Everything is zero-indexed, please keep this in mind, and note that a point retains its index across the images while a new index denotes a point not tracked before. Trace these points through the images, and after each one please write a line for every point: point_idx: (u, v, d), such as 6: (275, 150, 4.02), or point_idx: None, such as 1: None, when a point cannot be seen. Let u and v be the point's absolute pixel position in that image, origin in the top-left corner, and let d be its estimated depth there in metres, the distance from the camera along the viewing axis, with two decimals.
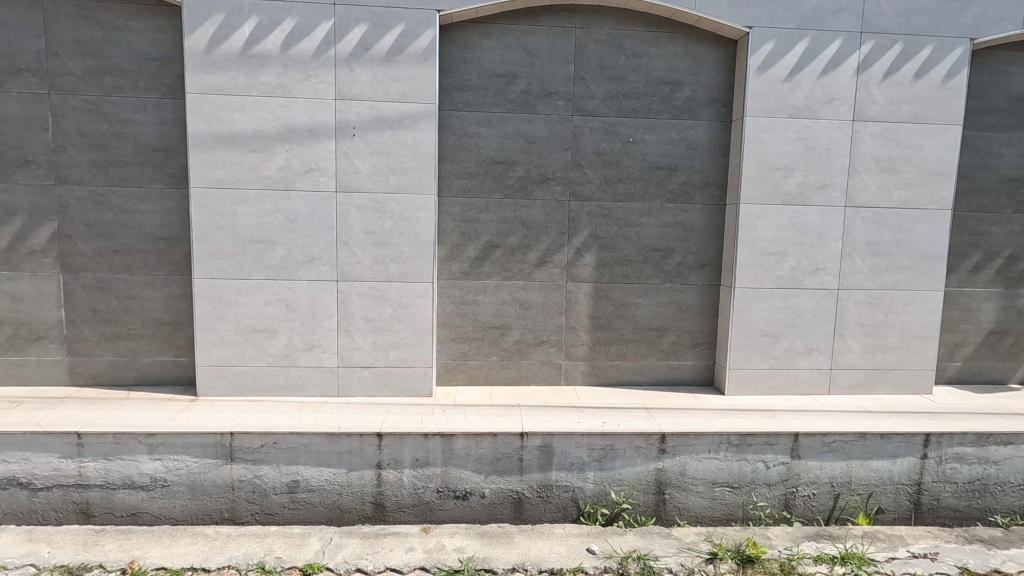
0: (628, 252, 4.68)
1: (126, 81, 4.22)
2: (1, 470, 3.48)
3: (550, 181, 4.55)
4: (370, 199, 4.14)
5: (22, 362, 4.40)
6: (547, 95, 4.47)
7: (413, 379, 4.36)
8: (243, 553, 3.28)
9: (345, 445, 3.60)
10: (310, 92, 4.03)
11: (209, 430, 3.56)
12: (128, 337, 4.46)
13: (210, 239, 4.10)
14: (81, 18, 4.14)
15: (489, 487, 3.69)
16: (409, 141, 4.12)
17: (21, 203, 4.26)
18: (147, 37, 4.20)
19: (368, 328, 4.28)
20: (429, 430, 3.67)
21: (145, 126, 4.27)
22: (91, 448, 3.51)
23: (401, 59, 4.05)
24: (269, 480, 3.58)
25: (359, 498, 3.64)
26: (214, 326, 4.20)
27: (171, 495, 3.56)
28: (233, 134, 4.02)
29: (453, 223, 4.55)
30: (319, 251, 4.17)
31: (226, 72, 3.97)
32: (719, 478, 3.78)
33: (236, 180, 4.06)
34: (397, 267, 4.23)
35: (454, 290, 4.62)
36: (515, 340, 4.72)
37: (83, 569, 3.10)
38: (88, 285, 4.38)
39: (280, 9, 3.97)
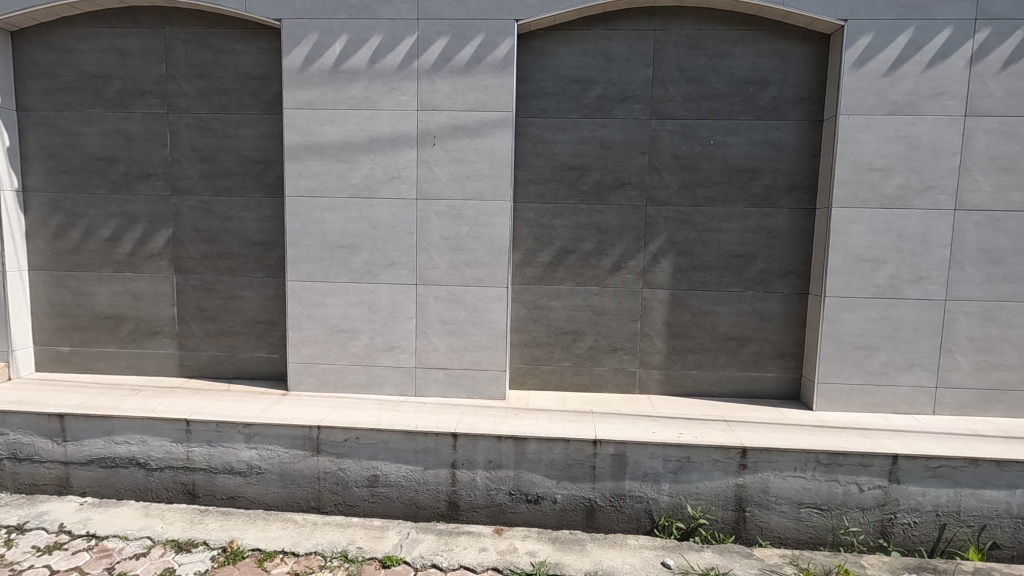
0: (707, 258, 4.53)
1: (232, 99, 4.61)
2: (123, 450, 3.90)
3: (626, 185, 4.50)
4: (448, 206, 4.28)
5: (141, 354, 4.90)
6: (624, 99, 4.42)
7: (487, 383, 4.44)
8: (328, 542, 3.47)
9: (422, 443, 3.73)
10: (393, 104, 4.23)
11: (299, 423, 3.80)
12: (229, 334, 4.85)
13: (302, 244, 4.39)
14: (194, 43, 4.57)
15: (561, 493, 3.69)
16: (486, 149, 4.22)
17: (142, 211, 4.75)
18: (250, 59, 4.56)
19: (444, 331, 4.41)
20: (502, 433, 3.71)
21: (247, 140, 4.64)
22: (197, 434, 3.85)
23: (480, 68, 4.16)
24: (351, 473, 3.77)
25: (435, 495, 3.75)
26: (304, 325, 4.49)
27: (265, 481, 3.83)
28: (323, 145, 4.29)
29: (527, 229, 4.60)
30: (399, 256, 4.35)
31: (319, 88, 4.25)
32: (805, 498, 3.57)
33: (325, 189, 4.33)
34: (473, 272, 4.33)
35: (527, 295, 4.67)
36: (588, 346, 4.69)
37: (190, 545, 3.41)
38: (196, 285, 4.81)
39: (367, 27, 4.19)
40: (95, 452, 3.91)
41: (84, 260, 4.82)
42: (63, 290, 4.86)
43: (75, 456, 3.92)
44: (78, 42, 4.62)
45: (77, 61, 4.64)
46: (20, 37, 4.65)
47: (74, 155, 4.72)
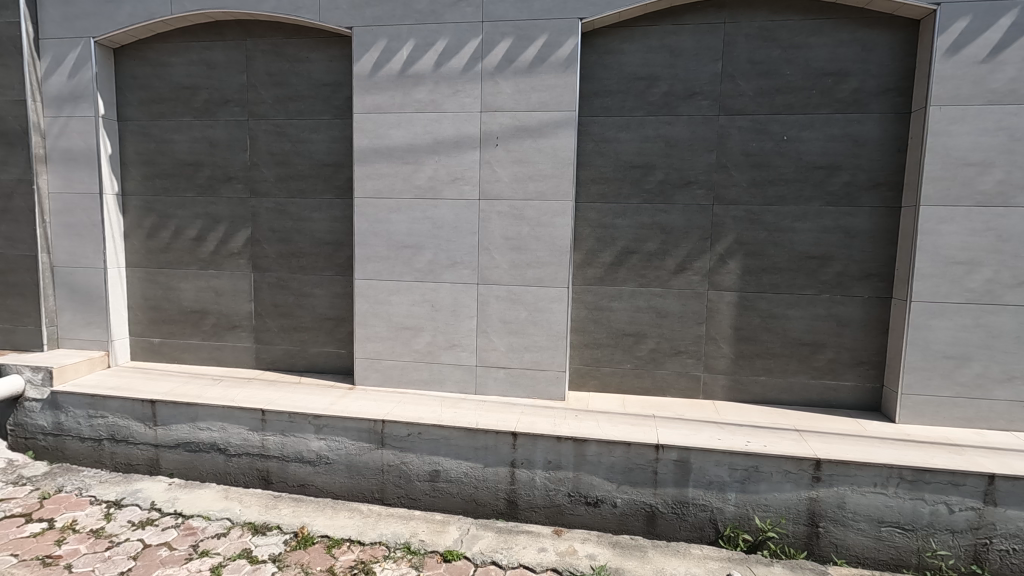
0: (779, 259, 4.33)
1: (306, 105, 4.84)
2: (206, 436, 4.17)
3: (692, 184, 4.37)
4: (510, 206, 4.31)
5: (221, 346, 5.23)
6: (691, 95, 4.30)
7: (547, 383, 4.43)
8: (392, 533, 3.57)
9: (482, 441, 3.77)
10: (458, 106, 4.30)
11: (365, 416, 3.93)
12: (300, 329, 5.09)
13: (369, 244, 4.55)
14: (272, 53, 4.83)
15: (621, 497, 3.63)
16: (548, 148, 4.21)
17: (224, 213, 5.07)
18: (323, 66, 4.77)
19: (505, 330, 4.44)
20: (562, 434, 3.69)
21: (319, 145, 4.86)
22: (272, 424, 4.06)
23: (543, 68, 4.16)
24: (413, 467, 3.87)
25: (494, 493, 3.79)
26: (370, 323, 4.64)
27: (333, 471, 4.00)
28: (390, 148, 4.42)
29: (589, 229, 4.56)
30: (462, 255, 4.42)
31: (387, 92, 4.38)
32: (886, 516, 3.35)
33: (392, 190, 4.46)
34: (533, 272, 4.34)
35: (588, 296, 4.64)
36: (650, 349, 4.59)
37: (265, 528, 3.60)
38: (271, 283, 5.08)
39: (433, 31, 4.28)
40: (181, 437, 4.21)
41: (174, 258, 5.20)
42: (155, 286, 5.26)
43: (164, 439, 4.24)
44: (170, 56, 4.99)
45: (169, 74, 5.01)
46: (121, 54, 5.07)
47: (165, 160, 5.10)
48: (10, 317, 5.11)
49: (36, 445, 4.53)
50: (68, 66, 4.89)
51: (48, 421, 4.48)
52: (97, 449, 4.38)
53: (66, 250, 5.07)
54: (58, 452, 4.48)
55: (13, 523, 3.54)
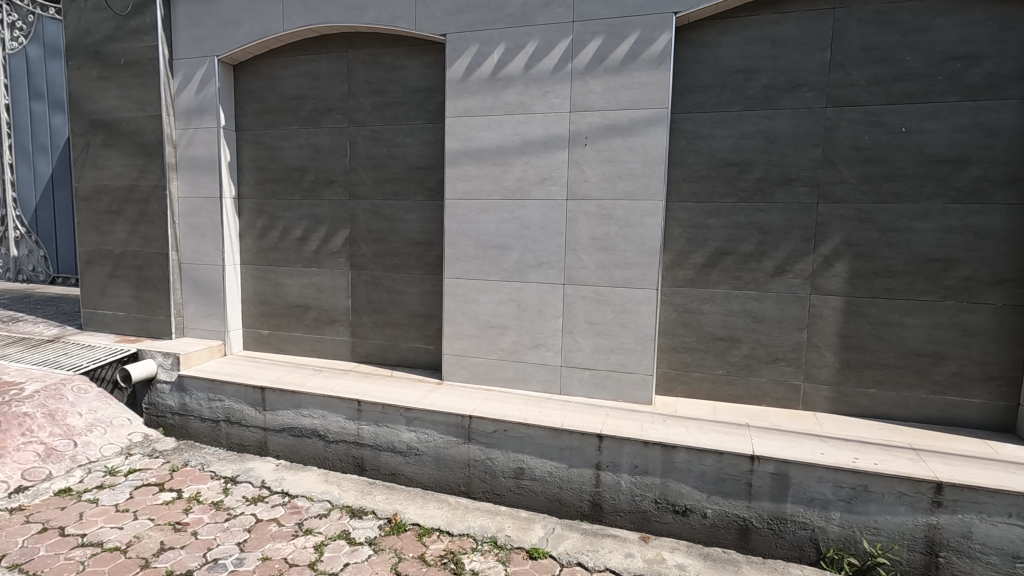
0: (893, 262, 3.98)
1: (401, 111, 5.06)
2: (308, 422, 4.48)
3: (794, 181, 4.12)
4: (598, 206, 4.27)
5: (321, 339, 5.60)
6: (795, 87, 4.05)
7: (633, 386, 4.35)
8: (479, 526, 3.67)
9: (567, 441, 3.77)
10: (547, 107, 4.32)
11: (453, 411, 4.05)
12: (393, 325, 5.33)
13: (458, 244, 4.68)
14: (371, 63, 5.09)
15: (712, 508, 3.50)
16: (638, 147, 4.13)
17: (326, 214, 5.41)
18: (418, 73, 4.97)
19: (591, 331, 4.41)
20: (649, 438, 3.61)
21: (413, 149, 5.07)
22: (367, 414, 4.29)
23: (635, 66, 4.09)
24: (499, 463, 3.94)
25: (578, 494, 3.77)
26: (459, 320, 4.78)
27: (422, 462, 4.16)
28: (480, 150, 4.52)
29: (680, 229, 4.42)
30: (548, 256, 4.44)
31: (477, 96, 4.49)
32: (1022, 551, 3.00)
33: (481, 191, 4.56)
34: (621, 273, 4.27)
35: (677, 298, 4.50)
36: (744, 355, 4.38)
37: (361, 512, 3.81)
38: (366, 280, 5.36)
39: (524, 34, 4.33)
40: (286, 422, 4.54)
41: (281, 256, 5.62)
42: (265, 282, 5.72)
43: (272, 423, 4.60)
44: (282, 69, 5.40)
45: (280, 86, 5.43)
46: (239, 69, 5.55)
47: (276, 166, 5.53)
48: (145, 308, 5.75)
49: (165, 422, 5.08)
50: (196, 83, 5.43)
51: (175, 402, 5.00)
52: (216, 429, 4.83)
53: (192, 249, 5.63)
54: (183, 430, 5.00)
55: (149, 491, 4.00)
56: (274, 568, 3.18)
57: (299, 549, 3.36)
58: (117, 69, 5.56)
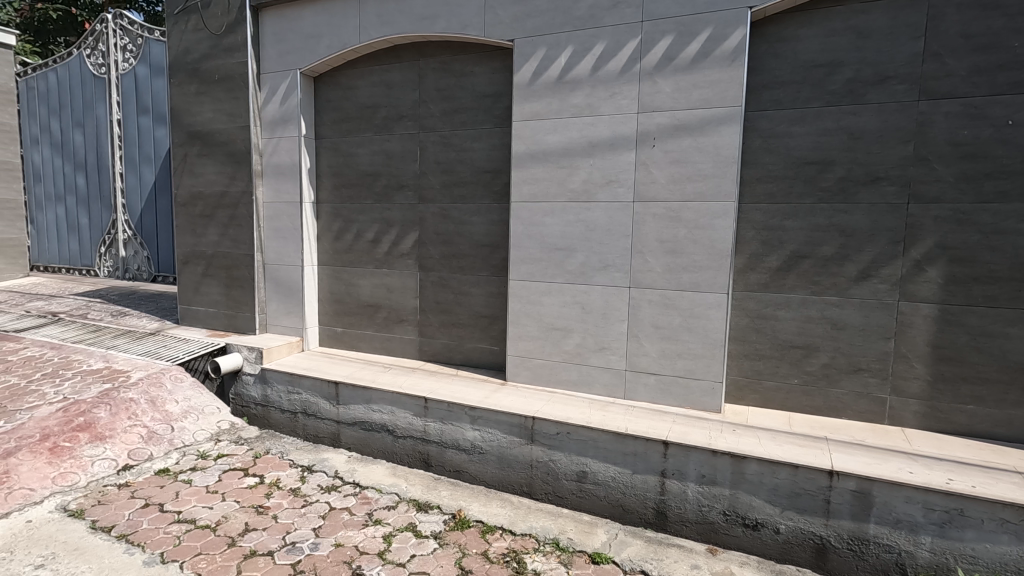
0: (995, 267, 3.65)
1: (469, 116, 5.17)
2: (378, 417, 4.66)
3: (881, 180, 3.86)
4: (666, 208, 4.18)
5: (391, 338, 5.81)
6: (883, 80, 3.80)
7: (700, 392, 4.22)
8: (542, 527, 3.69)
9: (632, 446, 3.70)
10: (614, 108, 4.28)
11: (517, 412, 4.09)
12: (458, 325, 5.46)
13: (524, 246, 4.73)
14: (441, 70, 5.25)
15: (785, 523, 3.34)
16: (709, 147, 4.01)
17: (397, 217, 5.62)
18: (486, 79, 5.07)
19: (657, 335, 4.33)
20: (718, 448, 3.49)
21: (480, 152, 5.17)
22: (433, 411, 4.41)
23: (706, 63, 3.98)
24: (561, 465, 3.94)
25: (642, 501, 3.71)
26: (523, 322, 4.82)
27: (485, 461, 4.23)
28: (546, 153, 4.55)
29: (753, 231, 4.26)
30: (614, 258, 4.40)
31: (544, 99, 4.52)
32: None
33: (547, 194, 4.59)
34: (690, 276, 4.16)
35: (749, 303, 4.33)
36: (823, 364, 4.15)
37: (427, 507, 3.93)
38: (434, 282, 5.52)
39: (592, 36, 4.32)
40: (358, 416, 4.75)
41: (354, 258, 5.89)
42: (340, 282, 6.01)
43: (345, 417, 4.82)
44: (358, 80, 5.67)
45: (356, 95, 5.69)
46: (319, 81, 5.87)
47: (351, 172, 5.80)
48: (233, 305, 6.20)
49: (249, 412, 5.44)
50: (281, 94, 5.79)
51: (258, 393, 5.35)
52: (294, 420, 5.13)
53: (275, 251, 6.01)
54: (265, 419, 5.33)
55: (235, 475, 4.31)
56: (346, 555, 3.34)
57: (369, 538, 3.51)
58: (212, 85, 6.04)
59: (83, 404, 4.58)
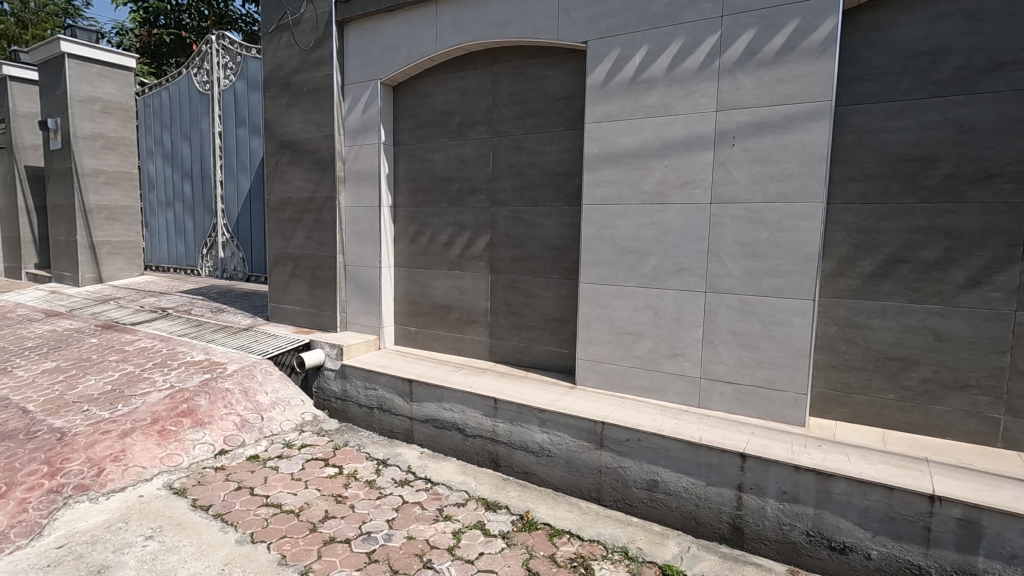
0: None
1: (542, 119, 5.20)
2: (449, 415, 4.78)
3: (995, 177, 3.49)
4: (747, 209, 4.00)
5: (462, 338, 5.94)
6: (998, 67, 3.44)
7: (782, 404, 4.00)
8: (610, 534, 3.64)
9: (706, 457, 3.57)
10: (691, 107, 4.15)
11: (586, 416, 4.05)
12: (528, 327, 5.49)
13: (595, 249, 4.68)
14: (514, 75, 5.31)
15: (877, 549, 3.11)
16: (795, 145, 3.80)
17: (470, 220, 5.74)
18: (559, 82, 5.07)
19: (735, 342, 4.14)
20: (801, 463, 3.29)
21: (552, 155, 5.17)
22: (502, 412, 4.46)
23: (792, 57, 3.77)
24: (631, 472, 3.86)
25: (717, 515, 3.56)
26: (593, 325, 4.77)
27: (554, 464, 4.22)
28: (619, 155, 4.49)
29: (843, 234, 3.99)
30: (689, 262, 4.26)
31: (618, 100, 4.46)
32: None
33: (619, 196, 4.52)
34: (772, 281, 3.95)
35: (838, 311, 4.06)
36: (923, 379, 3.81)
37: (496, 506, 3.98)
38: (505, 284, 5.59)
39: (668, 34, 4.21)
40: (430, 414, 4.89)
41: (429, 260, 6.07)
42: (414, 283, 6.22)
43: (418, 414, 4.98)
44: (434, 87, 5.85)
45: (432, 102, 5.88)
46: (398, 90, 6.11)
47: (426, 176, 5.99)
48: (317, 304, 6.57)
49: (330, 405, 5.73)
50: (363, 104, 6.08)
51: (338, 387, 5.63)
52: (370, 414, 5.36)
53: (356, 253, 6.32)
54: (344, 413, 5.60)
55: (317, 464, 4.56)
56: (418, 547, 3.45)
57: (440, 533, 3.61)
58: (301, 97, 6.44)
59: (186, 392, 5.02)
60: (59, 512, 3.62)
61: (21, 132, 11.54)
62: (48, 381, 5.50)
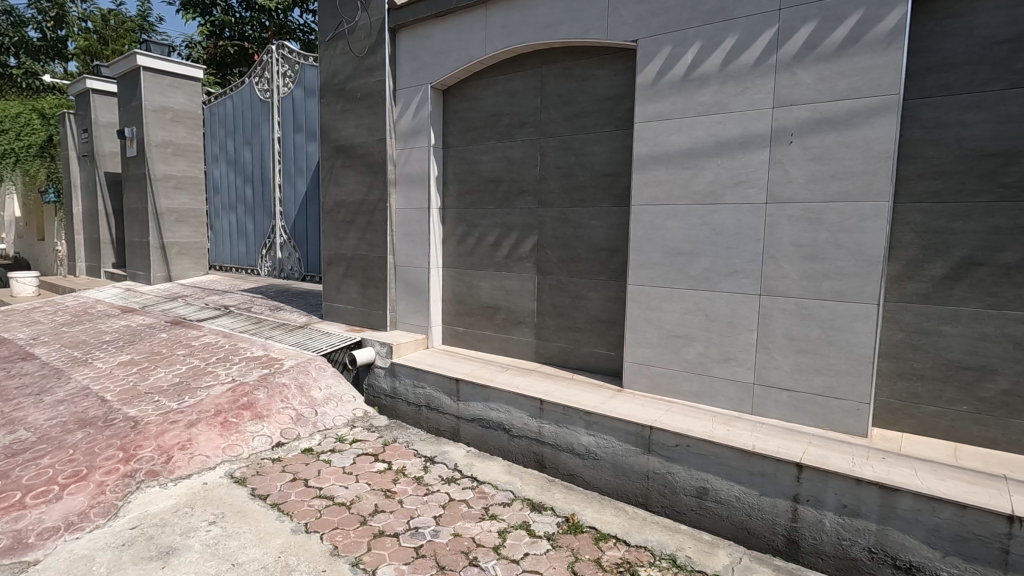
0: None
1: (590, 120, 5.16)
2: (496, 415, 4.81)
3: None
4: (805, 209, 3.84)
5: (509, 339, 5.97)
6: None
7: (842, 414, 3.81)
8: (658, 541, 3.57)
9: (759, 466, 3.45)
10: (746, 104, 4.03)
11: (633, 420, 3.99)
12: (575, 329, 5.46)
13: (644, 250, 4.61)
14: (563, 76, 5.30)
15: (947, 570, 2.92)
16: (858, 141, 3.62)
17: (517, 222, 5.77)
18: (608, 81, 5.02)
19: (791, 348, 3.99)
20: (863, 476, 3.13)
21: (601, 156, 5.13)
22: (548, 413, 4.46)
23: (855, 49, 3.59)
24: (680, 479, 3.77)
25: (771, 526, 3.44)
26: (642, 328, 4.69)
27: (600, 467, 4.18)
28: (669, 154, 4.40)
29: (912, 235, 3.77)
30: (742, 263, 4.12)
31: (669, 99, 4.38)
32: None
33: (669, 197, 4.44)
34: (832, 284, 3.77)
35: (905, 316, 3.84)
36: (1001, 391, 3.55)
37: (541, 507, 3.98)
38: (552, 285, 5.58)
39: (722, 29, 4.10)
40: (476, 413, 4.94)
41: (476, 261, 6.13)
42: (462, 284, 6.29)
43: (464, 413, 5.04)
44: (483, 90, 5.91)
45: (481, 105, 5.94)
46: (448, 93, 6.21)
47: (475, 178, 6.06)
48: (369, 304, 6.75)
49: (379, 402, 5.88)
50: (413, 108, 6.21)
51: (388, 385, 5.77)
52: (418, 412, 5.46)
53: (406, 253, 6.46)
54: (393, 410, 5.74)
55: (367, 459, 4.70)
56: (464, 545, 3.49)
57: (485, 531, 3.64)
58: (355, 103, 6.65)
59: (247, 386, 5.27)
60: (133, 496, 3.87)
61: (102, 141, 12.43)
62: (123, 372, 5.90)
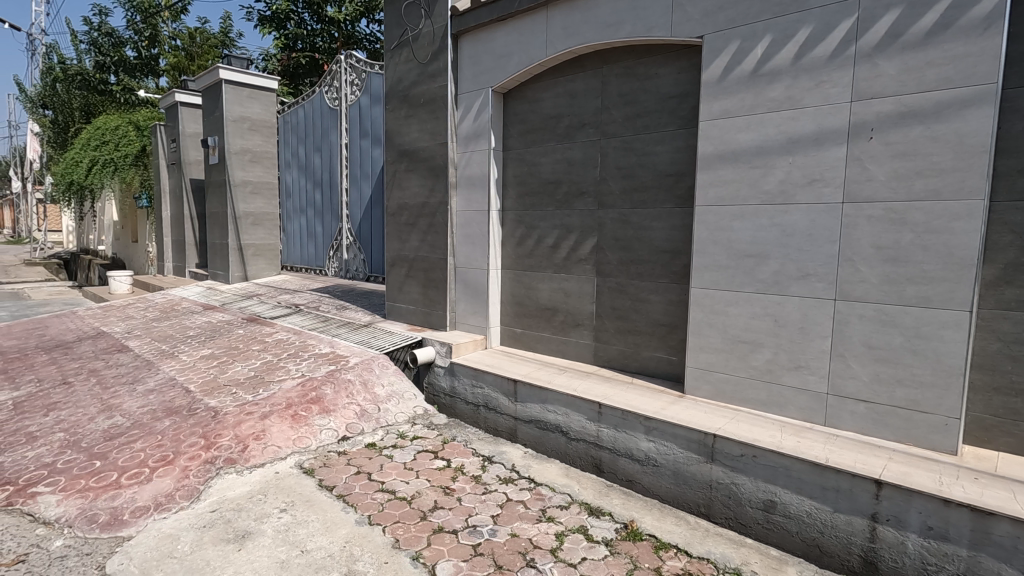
0: None
1: (652, 119, 5.07)
2: (553, 417, 4.80)
3: None
4: (886, 209, 3.60)
5: (567, 341, 5.94)
6: None
7: (927, 429, 3.54)
8: (721, 554, 3.45)
9: (833, 481, 3.26)
10: (821, 99, 3.82)
11: (695, 427, 3.87)
12: (635, 332, 5.36)
13: (708, 252, 4.47)
14: (625, 75, 5.22)
15: None
16: (948, 135, 3.36)
17: (576, 223, 5.73)
18: (671, 79, 4.91)
19: (869, 357, 3.74)
20: (952, 497, 2.90)
21: (663, 156, 5.02)
22: (607, 417, 4.40)
23: (946, 37, 3.34)
24: (745, 490, 3.63)
25: (845, 545, 3.25)
26: (705, 333, 4.55)
27: (660, 475, 4.08)
28: (736, 152, 4.25)
29: (1010, 237, 3.46)
30: (815, 266, 3.91)
31: (736, 95, 4.23)
32: None
33: (735, 197, 4.28)
34: (916, 289, 3.52)
35: (1002, 325, 3.53)
36: None
37: (599, 512, 3.93)
38: (611, 288, 5.51)
39: (795, 21, 3.91)
40: (534, 415, 4.95)
41: (535, 262, 6.15)
42: (521, 285, 6.32)
43: (522, 414, 5.06)
44: (543, 92, 5.92)
45: (541, 107, 5.95)
46: (508, 96, 6.26)
47: (534, 180, 6.08)
48: (429, 304, 6.91)
49: (439, 401, 5.99)
50: (475, 111, 6.30)
51: (447, 384, 5.87)
52: (476, 412, 5.53)
53: (465, 255, 6.56)
54: (452, 409, 5.84)
55: (427, 456, 4.81)
56: (521, 545, 3.51)
57: (543, 533, 3.64)
58: (418, 108, 6.82)
59: (315, 381, 5.53)
60: (213, 481, 4.14)
61: (188, 150, 13.38)
62: (205, 365, 6.32)
